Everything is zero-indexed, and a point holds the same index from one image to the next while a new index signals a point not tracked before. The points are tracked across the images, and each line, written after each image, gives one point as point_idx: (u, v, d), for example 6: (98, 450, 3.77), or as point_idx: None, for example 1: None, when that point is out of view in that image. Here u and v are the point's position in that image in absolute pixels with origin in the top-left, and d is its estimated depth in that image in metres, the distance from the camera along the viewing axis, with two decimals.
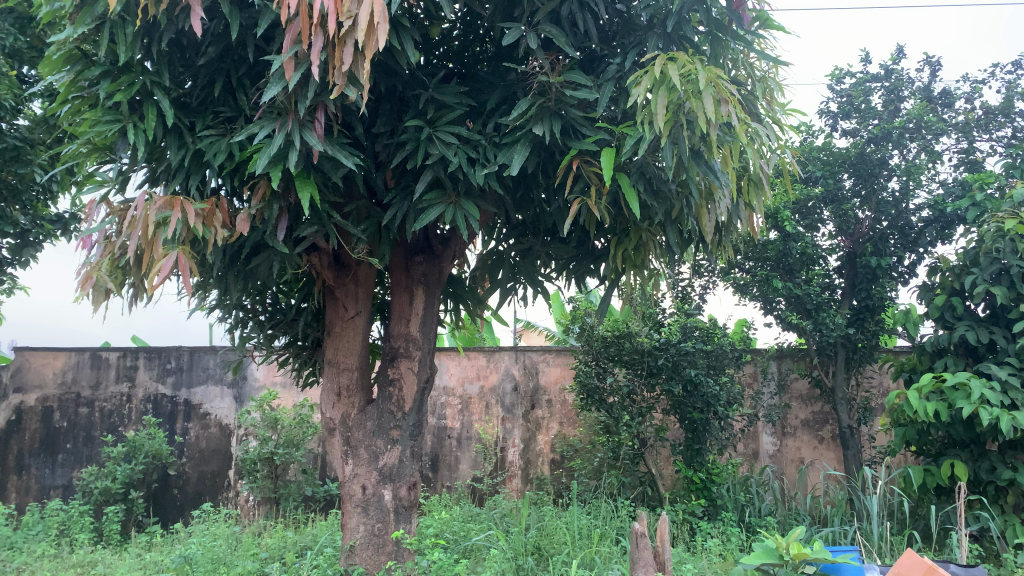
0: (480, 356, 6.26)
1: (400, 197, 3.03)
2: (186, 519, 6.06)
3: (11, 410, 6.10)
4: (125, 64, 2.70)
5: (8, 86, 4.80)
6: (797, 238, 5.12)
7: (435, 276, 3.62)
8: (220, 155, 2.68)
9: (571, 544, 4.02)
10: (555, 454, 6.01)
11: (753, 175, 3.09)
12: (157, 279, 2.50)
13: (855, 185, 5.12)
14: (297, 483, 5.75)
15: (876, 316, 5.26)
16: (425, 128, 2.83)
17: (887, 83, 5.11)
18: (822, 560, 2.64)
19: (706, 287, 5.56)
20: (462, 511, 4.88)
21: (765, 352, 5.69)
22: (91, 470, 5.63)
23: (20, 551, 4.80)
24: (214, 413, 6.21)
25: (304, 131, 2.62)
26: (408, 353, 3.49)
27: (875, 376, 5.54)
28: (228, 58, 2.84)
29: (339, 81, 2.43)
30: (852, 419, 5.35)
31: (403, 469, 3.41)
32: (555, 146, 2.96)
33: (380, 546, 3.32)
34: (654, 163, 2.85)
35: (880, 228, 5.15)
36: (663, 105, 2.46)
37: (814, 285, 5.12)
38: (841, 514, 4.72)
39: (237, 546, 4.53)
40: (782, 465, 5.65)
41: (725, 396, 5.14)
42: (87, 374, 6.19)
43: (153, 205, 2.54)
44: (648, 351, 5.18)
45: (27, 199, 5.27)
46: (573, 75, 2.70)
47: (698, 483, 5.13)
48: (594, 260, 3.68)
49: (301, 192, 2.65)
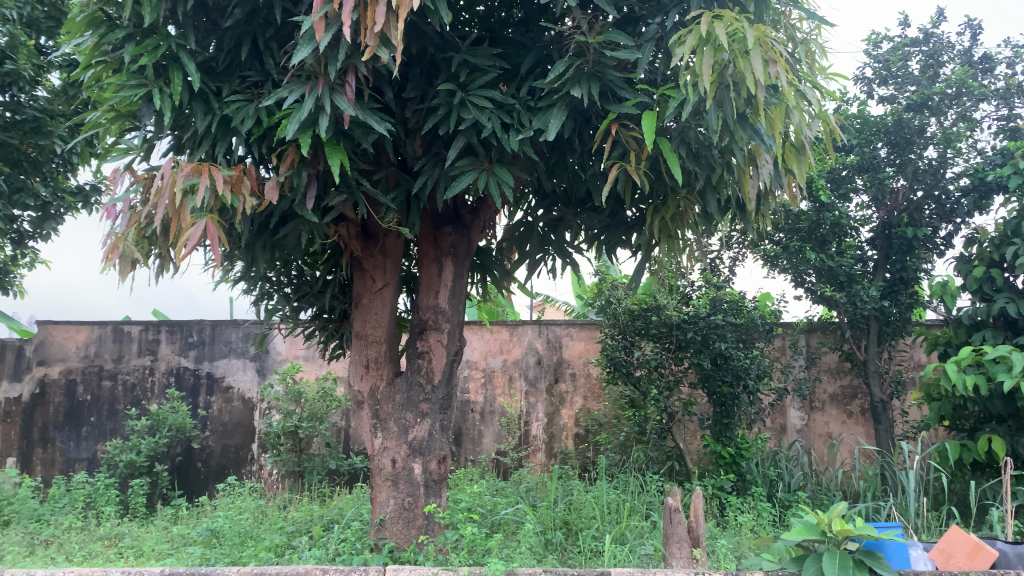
0: (503, 330, 6.20)
1: (431, 165, 2.94)
2: (210, 492, 6.06)
3: (35, 383, 6.11)
4: (149, 27, 2.61)
5: (26, 56, 4.77)
6: (830, 208, 5.00)
7: (464, 247, 3.53)
8: (248, 120, 2.60)
9: (601, 519, 3.98)
10: (579, 429, 5.96)
11: (796, 140, 2.98)
12: (186, 248, 2.43)
13: (890, 154, 4.99)
14: (321, 457, 5.74)
15: (909, 289, 5.13)
16: (458, 92, 2.73)
17: (925, 48, 4.96)
18: (866, 536, 2.53)
19: (736, 260, 5.45)
20: (488, 485, 4.84)
21: (794, 326, 5.59)
22: (116, 444, 5.63)
23: (48, 523, 4.82)
24: (236, 386, 6.18)
25: (334, 95, 2.54)
26: (437, 325, 3.42)
27: (907, 350, 5.44)
28: (255, 21, 2.75)
29: (371, 42, 2.34)
30: (884, 393, 5.26)
31: (433, 442, 3.35)
32: (591, 110, 2.86)
33: (410, 520, 3.27)
34: (695, 128, 2.75)
35: (915, 198, 5.04)
36: (709, 66, 2.36)
37: (846, 257, 5.01)
38: (873, 490, 4.64)
39: (264, 519, 4.51)
40: (810, 439, 5.57)
41: (756, 370, 5.05)
42: (109, 347, 6.19)
43: (180, 172, 2.47)
44: (676, 324, 5.09)
45: (48, 171, 5.20)
46: (615, 36, 2.59)
47: (727, 458, 5.01)
48: (626, 230, 3.60)
49: (332, 159, 2.56)
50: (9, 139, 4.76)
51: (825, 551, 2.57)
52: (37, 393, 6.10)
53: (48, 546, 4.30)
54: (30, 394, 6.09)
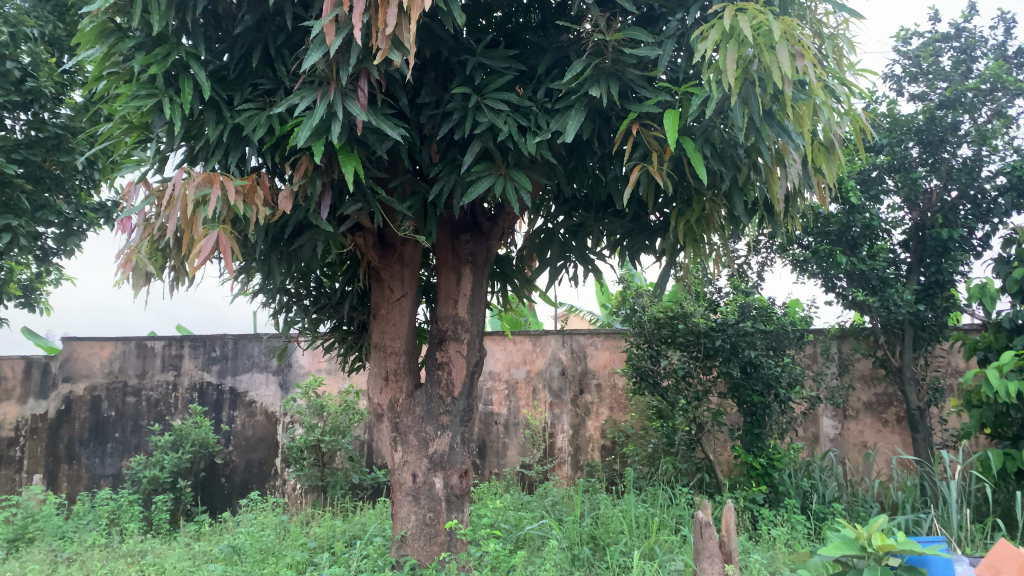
0: (526, 340, 6.13)
1: (447, 171, 2.87)
2: (234, 508, 6.03)
3: (61, 400, 6.13)
4: (159, 35, 2.57)
5: (48, 73, 4.83)
6: (861, 210, 4.86)
7: (482, 255, 3.45)
8: (259, 129, 2.55)
9: (629, 534, 3.86)
10: (606, 440, 5.82)
11: (826, 138, 2.87)
12: (197, 260, 2.38)
13: (922, 154, 4.84)
14: (344, 471, 5.68)
15: (946, 292, 4.96)
16: (473, 95, 2.66)
17: (957, 44, 4.81)
18: (909, 552, 2.40)
19: (764, 265, 5.31)
20: (513, 499, 4.74)
21: (826, 331, 5.44)
22: (140, 460, 5.62)
23: (71, 540, 4.80)
24: (259, 400, 6.15)
25: (346, 101, 2.47)
26: (456, 335, 3.34)
27: (945, 355, 5.26)
28: (266, 28, 2.70)
29: (383, 45, 2.28)
30: (922, 400, 5.08)
31: (454, 456, 3.26)
32: (611, 111, 2.78)
33: (432, 536, 3.17)
34: (720, 127, 2.66)
35: (949, 199, 4.87)
36: (733, 60, 2.27)
37: (879, 260, 4.85)
38: (912, 501, 4.47)
39: (286, 536, 4.44)
40: (844, 449, 5.42)
41: (787, 378, 4.91)
42: (133, 363, 6.19)
43: (192, 182, 2.42)
44: (704, 332, 4.98)
45: (71, 187, 5.20)
46: (634, 32, 2.52)
47: (759, 469, 4.86)
48: (650, 235, 3.50)
49: (345, 166, 2.50)
50: (33, 156, 4.79)
51: (865, 567, 2.45)
52: (63, 409, 6.11)
53: (71, 564, 4.28)
54: (56, 411, 6.11)
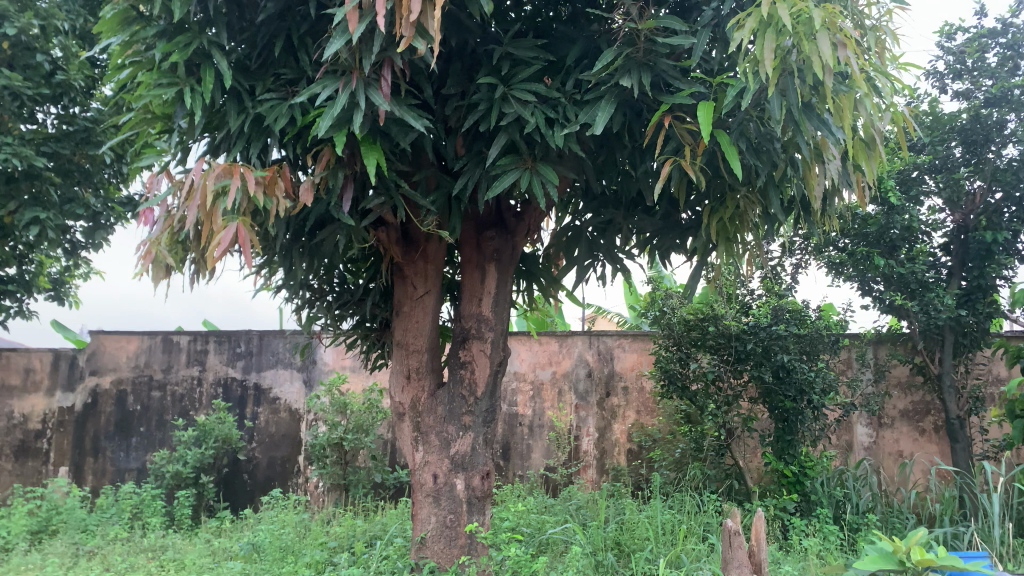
0: (552, 341, 6.03)
1: (472, 164, 2.79)
2: (256, 504, 6.00)
3: (87, 393, 6.15)
4: (181, 22, 2.53)
5: (77, 66, 4.85)
6: (902, 211, 4.70)
7: (508, 252, 3.36)
8: (280, 118, 2.49)
9: (654, 540, 3.75)
10: (632, 445, 5.73)
11: (867, 134, 2.74)
12: (216, 253, 2.32)
13: (965, 154, 4.68)
14: (366, 470, 5.64)
15: (989, 297, 4.76)
16: (499, 86, 2.58)
17: (1003, 40, 4.62)
18: (950, 568, 2.26)
19: (798, 267, 5.16)
20: (536, 502, 4.66)
21: (861, 337, 5.27)
22: (163, 454, 5.63)
23: (93, 534, 4.81)
24: (283, 397, 6.13)
25: (369, 91, 2.41)
26: (480, 334, 3.25)
27: (986, 363, 5.08)
28: (289, 16, 2.65)
29: (406, 32, 2.20)
30: (962, 409, 4.91)
31: (476, 457, 3.17)
32: (642, 103, 2.69)
33: (453, 539, 3.09)
34: (756, 120, 2.55)
35: (993, 201, 4.69)
36: (772, 50, 2.16)
37: (919, 263, 4.69)
38: (950, 513, 4.30)
39: (306, 534, 4.39)
40: (879, 458, 5.26)
41: (822, 384, 4.76)
42: (159, 357, 6.20)
43: (212, 173, 2.37)
44: (735, 335, 4.86)
45: (99, 181, 5.20)
46: (670, 21, 2.42)
47: (790, 477, 4.73)
48: (681, 233, 3.40)
49: (367, 158, 2.43)
50: (61, 149, 4.79)
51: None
52: (89, 403, 6.14)
53: (92, 557, 4.27)
54: (83, 404, 6.14)
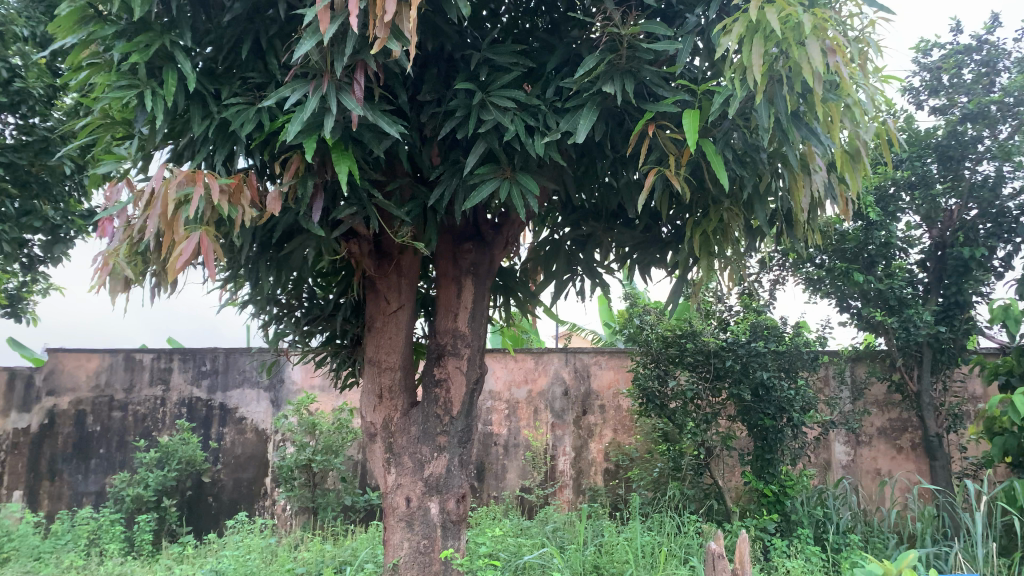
0: (528, 358, 5.92)
1: (449, 174, 2.68)
2: (220, 529, 5.80)
3: (44, 414, 5.90)
4: (142, 22, 2.39)
5: (37, 74, 4.68)
6: (880, 226, 4.69)
7: (485, 266, 3.26)
8: (247, 123, 2.37)
9: (635, 564, 3.62)
10: (609, 464, 5.62)
11: (853, 146, 2.68)
12: (176, 264, 2.17)
13: (942, 170, 4.67)
14: (336, 492, 5.47)
15: (966, 314, 4.75)
16: (477, 92, 2.48)
17: (978, 56, 4.63)
18: None
19: (776, 283, 5.12)
20: (512, 525, 4.53)
21: (839, 354, 5.24)
22: (124, 477, 5.42)
23: (47, 562, 4.57)
24: (251, 417, 5.95)
25: (341, 95, 2.29)
26: (456, 351, 3.14)
27: (964, 380, 5.06)
28: (258, 18, 2.53)
29: (381, 33, 2.09)
30: (941, 427, 4.87)
31: (451, 479, 3.04)
32: (625, 111, 2.61)
33: (426, 566, 2.94)
34: (741, 130, 2.48)
35: (969, 217, 4.70)
36: (760, 56, 2.08)
37: (897, 279, 4.67)
38: (931, 532, 4.24)
39: (272, 561, 4.21)
40: (857, 476, 5.22)
41: (801, 402, 4.70)
42: (121, 376, 5.98)
43: (174, 180, 2.22)
44: (714, 352, 4.79)
45: (60, 193, 4.99)
46: (653, 26, 2.33)
47: (770, 497, 4.63)
48: (662, 247, 3.32)
49: (339, 165, 2.31)
50: (18, 160, 4.58)
51: None
52: (46, 424, 5.89)
53: None
54: (39, 425, 5.88)
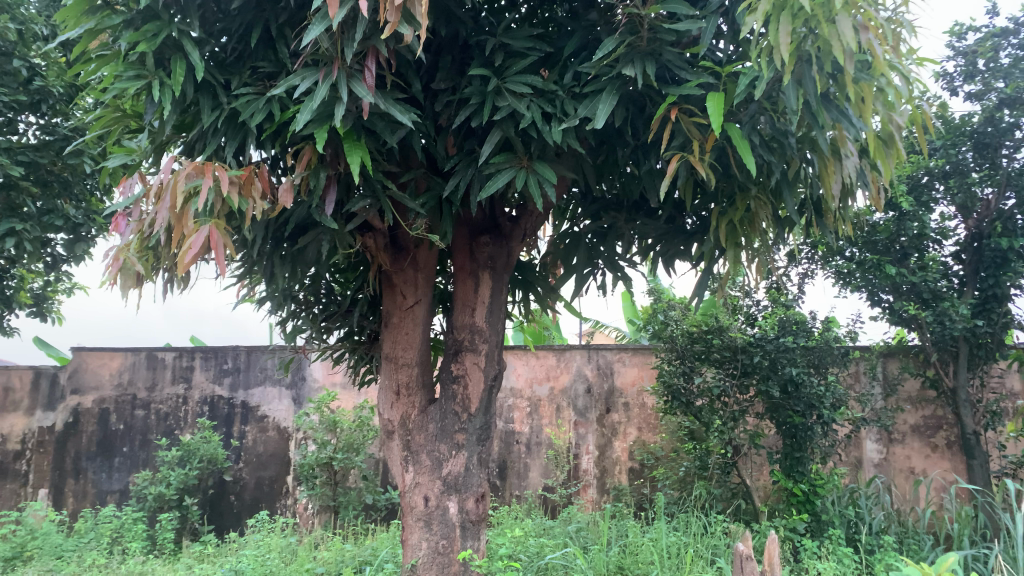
0: (550, 355, 5.85)
1: (464, 163, 2.60)
2: (243, 527, 5.79)
3: (69, 412, 5.94)
4: (150, 12, 2.34)
5: (57, 73, 4.69)
6: (913, 217, 4.56)
7: (503, 258, 3.17)
8: (257, 113, 2.30)
9: (659, 565, 3.51)
10: (634, 463, 5.51)
11: (885, 129, 2.56)
12: (186, 258, 2.10)
13: (977, 159, 4.52)
14: (357, 491, 5.42)
15: (1005, 307, 4.57)
16: (492, 79, 2.40)
17: (1016, 40, 4.46)
18: None
19: (805, 276, 4.98)
20: (534, 525, 4.45)
21: (871, 349, 5.09)
22: (146, 475, 5.42)
23: (68, 560, 4.58)
24: (272, 415, 5.92)
25: (352, 82, 2.22)
26: (474, 346, 3.06)
27: (1002, 376, 4.89)
28: (268, 6, 2.48)
29: (391, 17, 2.00)
30: (978, 424, 4.70)
31: (470, 478, 2.95)
32: (646, 96, 2.51)
33: (445, 566, 2.86)
34: (768, 114, 2.37)
35: (1006, 207, 4.51)
36: (788, 34, 1.98)
37: (931, 272, 4.51)
38: (969, 534, 4.08)
39: (291, 560, 4.16)
40: (890, 475, 5.10)
41: (832, 398, 4.52)
42: (143, 375, 5.99)
43: (183, 172, 2.16)
44: (741, 348, 4.68)
45: (80, 192, 5.00)
46: (675, 6, 2.24)
47: (799, 496, 4.49)
48: (686, 239, 3.21)
49: (350, 155, 2.24)
50: (40, 159, 4.58)
51: None
52: (70, 422, 5.92)
53: None
54: (64, 423, 5.92)
